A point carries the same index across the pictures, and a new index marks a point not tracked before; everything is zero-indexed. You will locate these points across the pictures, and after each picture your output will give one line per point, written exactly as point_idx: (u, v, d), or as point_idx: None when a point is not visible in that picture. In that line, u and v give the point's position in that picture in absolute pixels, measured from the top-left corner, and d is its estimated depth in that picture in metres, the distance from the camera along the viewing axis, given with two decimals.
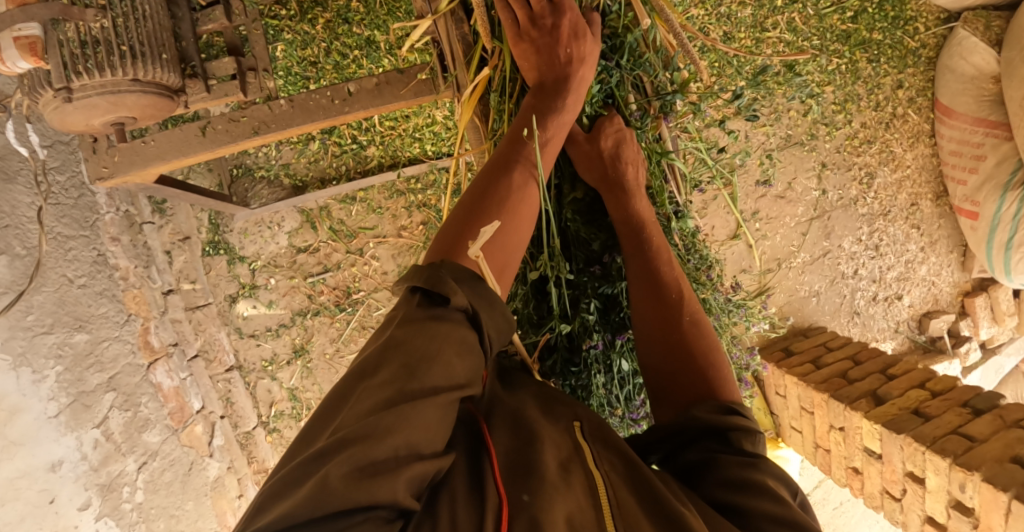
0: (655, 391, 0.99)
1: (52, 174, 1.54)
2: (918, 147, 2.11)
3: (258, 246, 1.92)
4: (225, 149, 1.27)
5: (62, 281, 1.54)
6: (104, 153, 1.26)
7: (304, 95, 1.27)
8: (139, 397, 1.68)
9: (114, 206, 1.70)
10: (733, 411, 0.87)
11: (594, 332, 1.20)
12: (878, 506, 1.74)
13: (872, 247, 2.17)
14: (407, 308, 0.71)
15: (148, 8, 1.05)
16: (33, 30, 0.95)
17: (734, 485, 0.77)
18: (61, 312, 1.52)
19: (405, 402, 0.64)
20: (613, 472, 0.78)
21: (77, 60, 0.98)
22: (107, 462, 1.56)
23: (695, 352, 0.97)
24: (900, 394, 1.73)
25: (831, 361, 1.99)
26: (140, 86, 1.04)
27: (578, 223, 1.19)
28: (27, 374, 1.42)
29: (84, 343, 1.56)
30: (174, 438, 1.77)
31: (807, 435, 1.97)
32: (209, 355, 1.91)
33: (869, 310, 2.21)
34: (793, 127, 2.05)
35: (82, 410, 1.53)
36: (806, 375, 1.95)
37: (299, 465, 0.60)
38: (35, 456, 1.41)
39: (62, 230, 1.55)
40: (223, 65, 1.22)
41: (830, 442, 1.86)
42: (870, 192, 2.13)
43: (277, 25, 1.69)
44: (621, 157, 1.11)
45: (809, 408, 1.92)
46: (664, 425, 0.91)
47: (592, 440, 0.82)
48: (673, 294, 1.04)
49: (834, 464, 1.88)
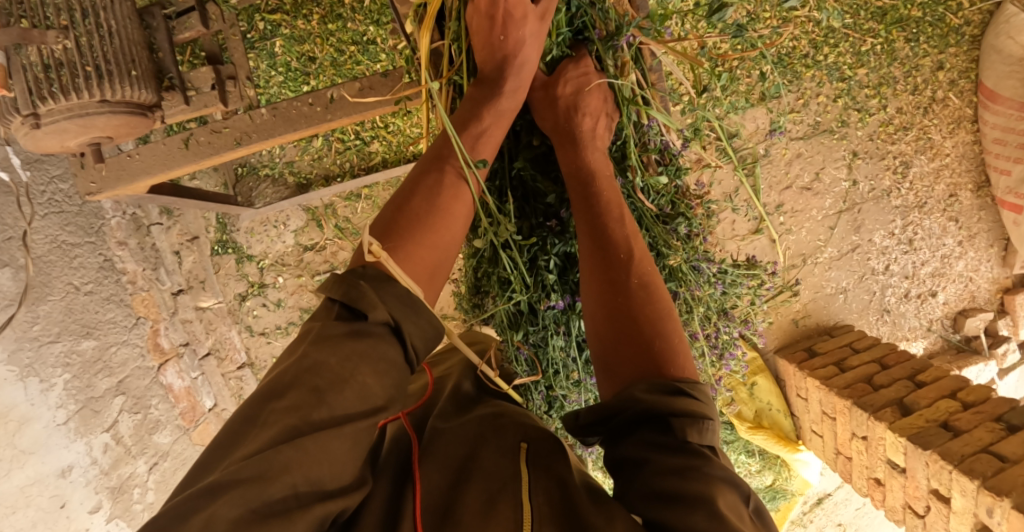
0: (598, 362, 0.90)
1: (57, 182, 1.55)
2: (958, 133, 1.95)
3: (265, 245, 1.85)
4: (208, 161, 1.26)
5: (67, 289, 1.59)
6: (91, 168, 1.26)
7: (286, 103, 1.23)
8: (149, 399, 1.73)
9: (120, 209, 1.68)
10: (682, 393, 0.76)
11: (553, 292, 1.15)
12: (900, 520, 1.66)
13: (905, 242, 2.03)
14: (324, 322, 0.69)
15: (114, 23, 1.09)
16: None
17: (665, 498, 0.66)
18: (68, 321, 1.59)
19: (311, 431, 0.60)
20: (547, 504, 0.72)
21: (41, 86, 1.02)
22: (117, 465, 1.67)
23: (643, 317, 0.88)
24: (928, 405, 1.63)
25: (856, 364, 1.88)
26: (108, 107, 1.08)
27: (531, 172, 1.12)
28: (35, 384, 1.55)
29: (92, 349, 1.63)
30: (185, 438, 1.80)
31: (828, 441, 1.89)
32: (220, 353, 1.86)
33: (900, 308, 2.09)
34: (821, 114, 1.90)
35: (91, 415, 1.63)
36: (828, 379, 1.86)
37: (188, 499, 0.54)
38: (45, 463, 1.56)
39: (66, 238, 1.58)
40: (201, 76, 1.22)
41: (852, 451, 1.78)
42: (905, 183, 1.98)
43: (274, 21, 1.64)
44: (578, 105, 1.03)
45: (831, 414, 1.84)
46: (604, 402, 0.81)
47: (533, 467, 0.77)
48: (621, 253, 0.96)
49: (855, 472, 1.80)
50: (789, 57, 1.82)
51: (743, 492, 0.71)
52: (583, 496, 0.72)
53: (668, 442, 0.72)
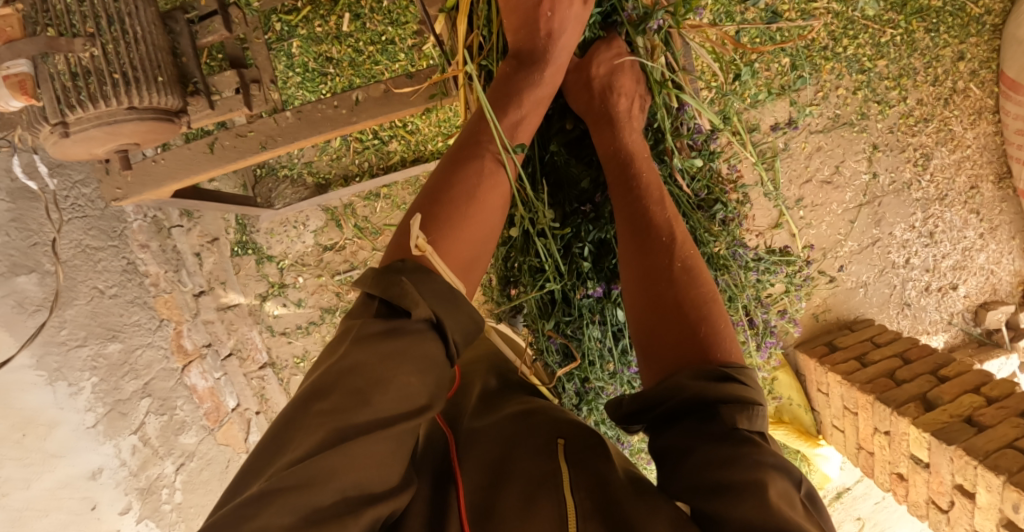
0: (640, 346, 0.87)
1: (80, 187, 1.57)
2: (979, 124, 1.92)
3: (285, 246, 1.87)
4: (233, 165, 1.27)
5: (92, 293, 1.59)
6: (117, 174, 1.26)
7: (310, 106, 1.23)
8: (174, 401, 1.74)
9: (142, 212, 1.70)
10: (729, 379, 0.73)
11: (589, 280, 1.14)
12: (923, 515, 1.66)
13: (925, 235, 2.02)
14: (364, 320, 0.67)
15: (139, 30, 1.09)
16: (23, 67, 1.00)
17: (712, 487, 0.64)
18: (93, 324, 1.59)
19: (356, 435, 0.60)
20: (588, 499, 0.71)
21: (70, 94, 1.03)
22: (145, 466, 1.68)
23: (686, 301, 0.85)
24: (951, 400, 1.62)
25: (877, 358, 1.87)
26: (137, 114, 1.08)
27: (565, 157, 1.12)
28: (63, 388, 1.53)
29: (117, 352, 1.64)
30: (210, 438, 1.82)
31: (849, 436, 1.89)
32: (242, 354, 1.90)
33: (921, 301, 2.07)
34: (841, 107, 1.88)
35: (118, 417, 1.63)
36: (849, 374, 1.85)
37: (237, 508, 0.55)
38: (74, 466, 1.54)
39: (89, 242, 1.59)
40: (225, 80, 1.21)
41: (874, 446, 1.78)
42: (925, 175, 1.96)
43: (292, 21, 1.64)
44: (613, 86, 1.02)
45: (853, 409, 1.84)
46: (646, 391, 0.79)
47: (572, 460, 0.76)
48: (663, 234, 0.92)
49: (877, 467, 1.80)
50: (808, 50, 1.80)
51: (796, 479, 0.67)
52: (625, 487, 0.71)
53: (714, 429, 0.69)
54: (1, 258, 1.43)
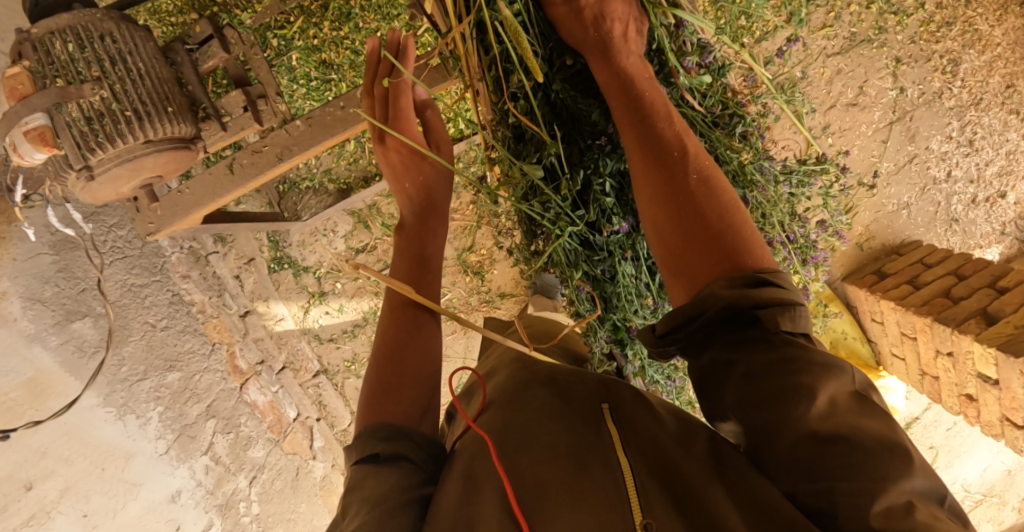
0: (663, 263, 0.80)
1: (116, 231, 1.62)
2: (1007, 18, 1.81)
3: (319, 255, 1.90)
4: (255, 182, 1.29)
5: (144, 328, 1.67)
6: (147, 210, 1.30)
7: (319, 110, 1.24)
8: (238, 418, 1.81)
9: (177, 245, 1.74)
10: (766, 282, 0.70)
11: (614, 216, 1.06)
12: (998, 434, 1.61)
13: (965, 144, 1.92)
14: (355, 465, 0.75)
15: (142, 66, 1.12)
16: (40, 121, 1.04)
17: (765, 398, 0.65)
18: (150, 357, 1.67)
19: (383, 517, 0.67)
20: (641, 455, 0.72)
21: (88, 138, 1.06)
22: (220, 483, 1.77)
23: (708, 210, 0.77)
24: (1015, 311, 1.55)
25: (930, 279, 1.80)
26: (154, 147, 1.12)
27: (571, 92, 1.01)
28: (133, 420, 1.64)
29: (177, 381, 1.71)
30: (277, 449, 1.88)
31: (911, 362, 1.83)
32: (295, 365, 1.94)
33: (969, 214, 1.99)
34: (856, 24, 1.79)
35: (188, 441, 1.72)
36: (903, 299, 1.79)
37: None
38: (155, 491, 1.68)
39: (134, 281, 1.66)
40: (232, 100, 1.23)
41: (938, 369, 1.72)
42: (956, 82, 1.86)
43: (286, 35, 1.64)
44: (605, 13, 0.93)
45: (911, 334, 1.78)
46: (681, 308, 0.73)
47: (616, 420, 0.77)
48: (675, 148, 0.83)
49: (944, 391, 1.75)
50: None
51: (847, 376, 0.66)
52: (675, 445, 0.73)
53: (753, 341, 0.69)
54: (55, 307, 1.51)
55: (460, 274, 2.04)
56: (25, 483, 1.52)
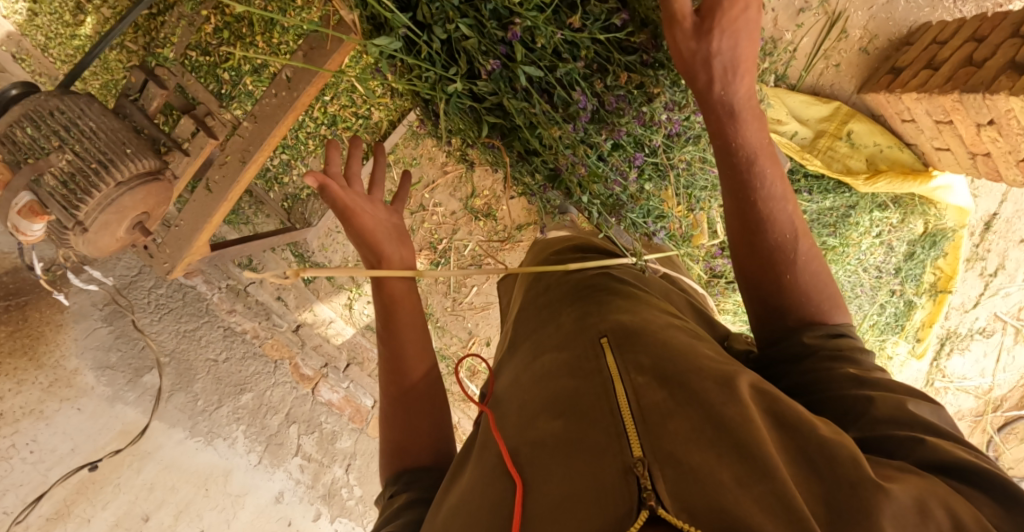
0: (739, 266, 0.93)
1: (155, 290, 1.76)
2: None
3: (341, 252, 2.01)
4: (232, 194, 1.38)
5: (208, 363, 1.81)
6: (159, 253, 1.46)
7: (257, 104, 1.31)
8: (318, 417, 1.95)
9: (215, 286, 1.87)
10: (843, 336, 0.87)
11: (486, 55, 0.96)
12: None
13: None
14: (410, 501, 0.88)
15: (93, 124, 1.19)
16: (28, 197, 1.16)
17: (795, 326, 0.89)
18: (221, 386, 1.81)
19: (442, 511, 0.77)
20: (644, 378, 0.76)
21: (70, 198, 1.17)
22: (318, 476, 1.91)
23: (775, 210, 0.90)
24: None
25: (948, 54, 1.63)
26: (126, 187, 1.21)
27: None
28: (222, 443, 1.78)
29: (251, 400, 1.86)
30: (364, 436, 2.01)
31: (957, 149, 1.68)
32: (359, 358, 2.04)
33: None
34: None
35: (277, 448, 1.87)
36: (925, 84, 1.63)
37: None
38: (259, 497, 1.81)
39: (185, 327, 1.80)
40: (183, 126, 1.34)
41: (987, 143, 1.56)
42: None
43: (232, 65, 1.72)
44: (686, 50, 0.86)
45: (945, 118, 1.63)
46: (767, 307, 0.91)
47: (620, 353, 0.81)
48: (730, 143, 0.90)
49: (1003, 164, 1.60)
50: None
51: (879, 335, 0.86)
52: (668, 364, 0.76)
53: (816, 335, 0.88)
54: (124, 367, 1.66)
55: (472, 222, 2.12)
56: (140, 516, 1.63)
